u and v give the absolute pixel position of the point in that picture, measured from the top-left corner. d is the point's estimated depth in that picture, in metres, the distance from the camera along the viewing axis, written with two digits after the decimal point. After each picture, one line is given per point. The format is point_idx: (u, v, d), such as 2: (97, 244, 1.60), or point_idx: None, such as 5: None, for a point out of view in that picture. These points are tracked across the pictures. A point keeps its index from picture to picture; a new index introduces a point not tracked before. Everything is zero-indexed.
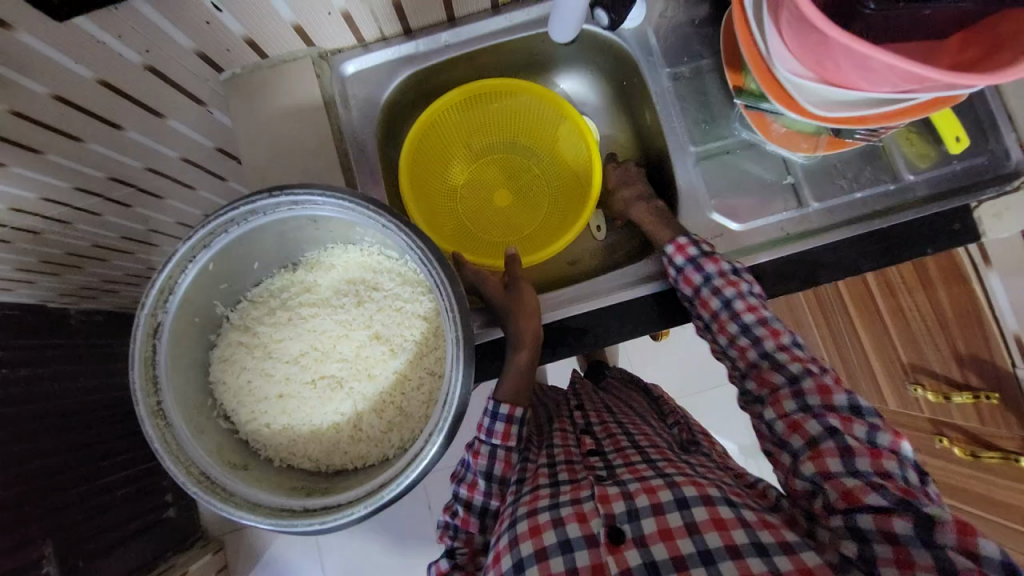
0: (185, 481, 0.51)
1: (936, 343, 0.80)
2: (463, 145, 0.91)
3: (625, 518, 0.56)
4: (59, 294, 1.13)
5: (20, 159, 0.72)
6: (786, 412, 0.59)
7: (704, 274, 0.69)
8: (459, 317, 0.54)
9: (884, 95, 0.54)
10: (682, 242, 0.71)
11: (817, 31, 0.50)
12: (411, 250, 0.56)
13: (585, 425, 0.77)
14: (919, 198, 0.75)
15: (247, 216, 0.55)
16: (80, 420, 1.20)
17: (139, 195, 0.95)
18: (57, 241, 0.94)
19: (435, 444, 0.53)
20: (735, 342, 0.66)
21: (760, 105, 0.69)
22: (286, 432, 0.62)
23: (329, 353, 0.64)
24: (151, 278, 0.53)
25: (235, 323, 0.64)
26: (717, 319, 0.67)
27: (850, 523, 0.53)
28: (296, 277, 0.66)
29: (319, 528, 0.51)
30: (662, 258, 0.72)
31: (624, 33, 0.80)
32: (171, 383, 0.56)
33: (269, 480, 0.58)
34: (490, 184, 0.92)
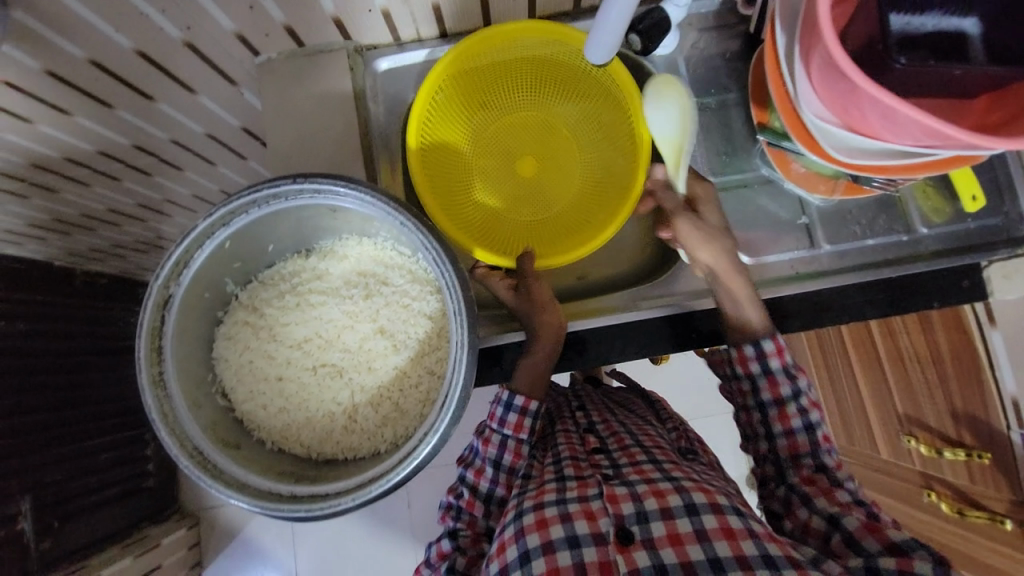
0: (177, 454, 0.52)
1: (933, 396, 0.81)
2: (481, 105, 0.84)
3: (633, 519, 0.57)
4: (67, 253, 1.13)
5: (48, 117, 0.74)
6: (820, 483, 0.63)
7: (794, 388, 0.67)
8: (466, 322, 0.54)
9: (905, 148, 0.55)
10: (781, 343, 0.68)
11: (847, 79, 0.51)
12: (425, 250, 0.56)
13: (589, 424, 0.79)
14: (930, 251, 0.76)
15: (268, 199, 0.56)
16: (74, 380, 1.20)
17: (160, 165, 0.96)
18: (74, 201, 0.95)
19: (429, 443, 0.53)
20: (797, 460, 0.66)
21: (782, 143, 0.70)
22: (281, 415, 0.63)
23: (333, 341, 0.65)
24: (168, 251, 0.54)
25: (244, 303, 0.65)
26: (792, 436, 0.67)
27: (870, 562, 0.53)
28: (308, 264, 0.66)
29: (305, 515, 0.52)
30: (749, 347, 0.68)
31: (655, 60, 0.80)
32: (175, 356, 0.56)
33: (260, 461, 0.58)
34: (520, 147, 0.84)
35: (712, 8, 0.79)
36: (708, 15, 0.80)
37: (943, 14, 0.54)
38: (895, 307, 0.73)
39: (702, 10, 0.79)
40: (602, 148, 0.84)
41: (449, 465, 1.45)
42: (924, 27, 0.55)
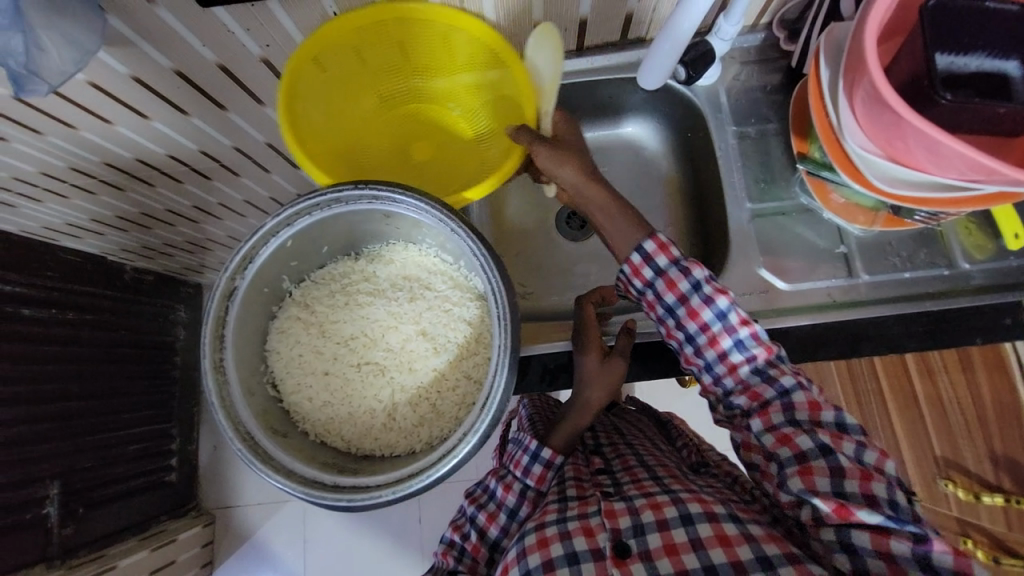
0: (231, 437, 0.55)
1: (974, 438, 0.81)
2: (371, 88, 0.82)
3: (630, 533, 0.59)
4: (122, 249, 1.21)
5: (129, 120, 0.81)
6: (773, 422, 0.59)
7: (692, 281, 0.63)
8: (512, 328, 0.57)
9: (949, 181, 0.56)
10: (663, 240, 0.64)
11: (893, 113, 0.53)
12: (475, 257, 0.59)
13: (596, 444, 0.79)
14: (974, 287, 0.74)
15: (331, 203, 0.60)
16: (116, 369, 1.26)
17: (220, 170, 1.02)
18: (136, 199, 1.02)
19: (469, 442, 0.54)
20: (724, 358, 0.63)
21: (822, 173, 0.71)
22: (324, 409, 0.66)
23: (377, 340, 0.68)
24: (237, 245, 0.58)
25: (297, 299, 0.68)
26: (708, 333, 0.63)
27: (844, 538, 0.53)
28: (357, 266, 0.70)
29: (348, 505, 0.53)
30: (636, 256, 0.65)
31: (696, 89, 0.83)
32: (235, 343, 0.60)
33: (304, 450, 0.61)
34: (409, 134, 0.85)
35: (754, 44, 0.83)
36: (750, 50, 0.83)
37: (987, 56, 0.56)
38: (933, 341, 0.73)
39: (744, 45, 0.83)
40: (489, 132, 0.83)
41: (465, 481, 1.45)
42: (968, 67, 0.57)
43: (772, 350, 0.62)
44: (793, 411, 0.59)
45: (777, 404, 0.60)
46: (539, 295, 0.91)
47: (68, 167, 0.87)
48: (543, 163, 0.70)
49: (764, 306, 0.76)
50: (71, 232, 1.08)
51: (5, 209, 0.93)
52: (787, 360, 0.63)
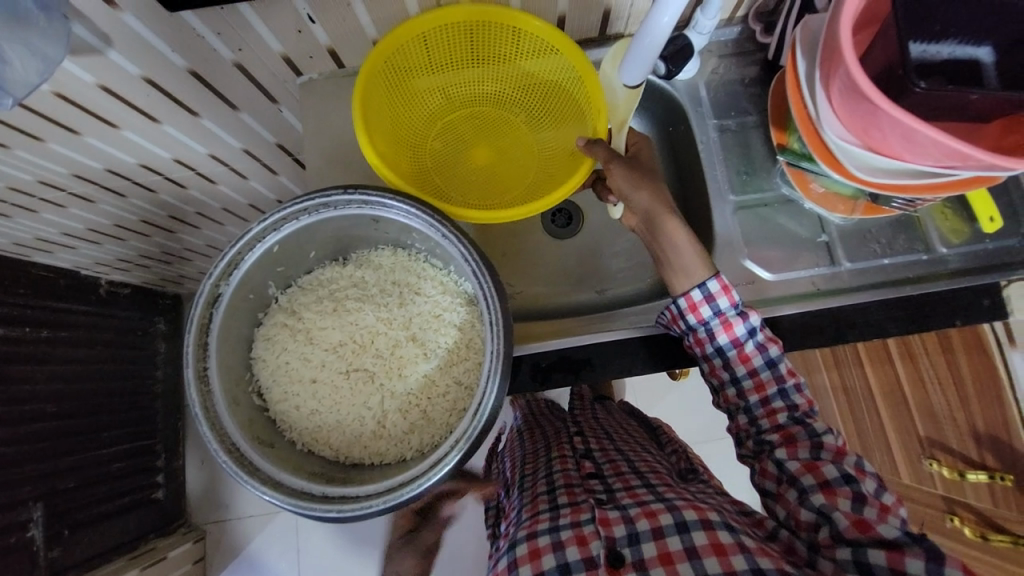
0: (216, 448, 0.54)
1: (956, 422, 0.82)
2: (433, 90, 0.82)
3: (625, 542, 0.60)
4: (96, 263, 1.17)
5: (97, 130, 0.78)
6: (802, 455, 0.63)
7: (747, 326, 0.67)
8: (502, 333, 0.56)
9: (924, 168, 0.57)
10: (726, 282, 0.67)
11: (868, 102, 0.54)
12: (464, 262, 0.58)
13: (586, 450, 0.79)
14: (951, 270, 0.76)
15: (317, 208, 0.59)
16: (96, 387, 1.23)
17: (196, 179, 0.99)
18: (108, 211, 0.99)
19: (460, 450, 0.54)
20: (766, 402, 0.67)
21: (801, 164, 0.72)
22: (313, 417, 0.65)
23: (366, 346, 0.66)
24: (221, 251, 0.56)
25: (283, 306, 0.67)
26: (755, 377, 0.67)
27: (859, 556, 0.56)
28: (344, 271, 0.68)
29: (337, 516, 0.52)
30: (697, 291, 0.67)
31: (676, 84, 0.83)
32: (219, 352, 0.58)
33: (291, 461, 0.60)
34: (469, 135, 0.83)
35: (731, 37, 0.83)
36: (727, 43, 0.84)
37: (959, 43, 0.58)
38: (918, 324, 0.74)
39: (722, 38, 0.83)
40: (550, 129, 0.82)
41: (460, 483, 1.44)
42: (941, 55, 0.58)
43: (812, 406, 0.66)
44: (820, 449, 0.63)
45: (808, 440, 0.63)
46: (527, 295, 0.90)
47: (36, 180, 0.85)
48: (620, 183, 0.71)
49: (749, 297, 0.77)
50: (41, 247, 1.04)
51: None
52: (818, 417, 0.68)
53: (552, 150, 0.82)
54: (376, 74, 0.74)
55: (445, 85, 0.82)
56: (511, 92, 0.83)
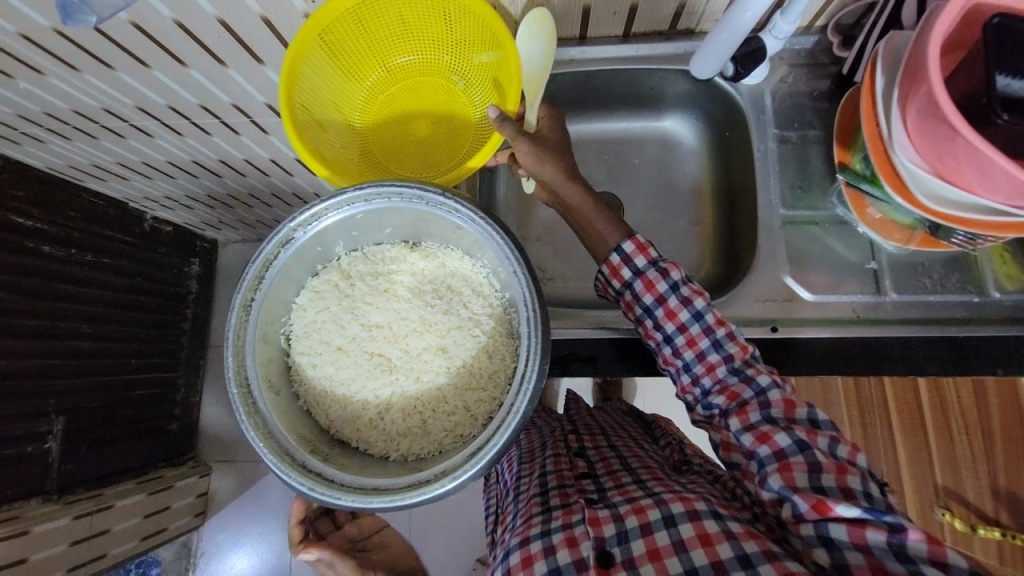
0: (230, 379, 0.54)
1: (977, 472, 0.71)
2: (374, 61, 0.78)
3: (614, 541, 0.60)
4: (143, 197, 1.22)
5: (165, 65, 0.80)
6: (751, 420, 0.60)
7: (670, 283, 0.65)
8: (532, 397, 0.52)
9: (994, 205, 0.54)
10: (643, 242, 0.66)
11: (946, 126, 0.52)
12: (523, 309, 0.55)
13: (580, 448, 0.80)
14: (1002, 317, 0.73)
15: (410, 198, 0.58)
16: (127, 315, 1.28)
17: (249, 126, 1.01)
18: (163, 147, 1.03)
19: (443, 485, 0.50)
20: (702, 358, 0.64)
21: (861, 185, 0.70)
22: (324, 381, 0.63)
23: (396, 339, 0.64)
24: (311, 202, 0.56)
25: (341, 266, 0.65)
26: (686, 333, 0.64)
27: (823, 533, 0.53)
28: (409, 257, 0.66)
29: (304, 492, 0.51)
30: (615, 257, 0.66)
31: (741, 88, 0.81)
32: (272, 285, 0.59)
33: (287, 415, 0.58)
34: (407, 106, 0.79)
35: (806, 47, 0.81)
36: (801, 53, 0.81)
37: None
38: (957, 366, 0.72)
39: (796, 47, 0.81)
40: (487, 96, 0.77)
41: None
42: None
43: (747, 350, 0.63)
44: (770, 408, 0.60)
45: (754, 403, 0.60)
46: (557, 282, 0.90)
47: (100, 107, 0.89)
48: (528, 162, 0.69)
49: (784, 314, 0.75)
50: (97, 173, 1.10)
51: (37, 145, 0.97)
52: (759, 362, 0.64)
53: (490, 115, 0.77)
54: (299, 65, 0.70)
55: (387, 56, 0.78)
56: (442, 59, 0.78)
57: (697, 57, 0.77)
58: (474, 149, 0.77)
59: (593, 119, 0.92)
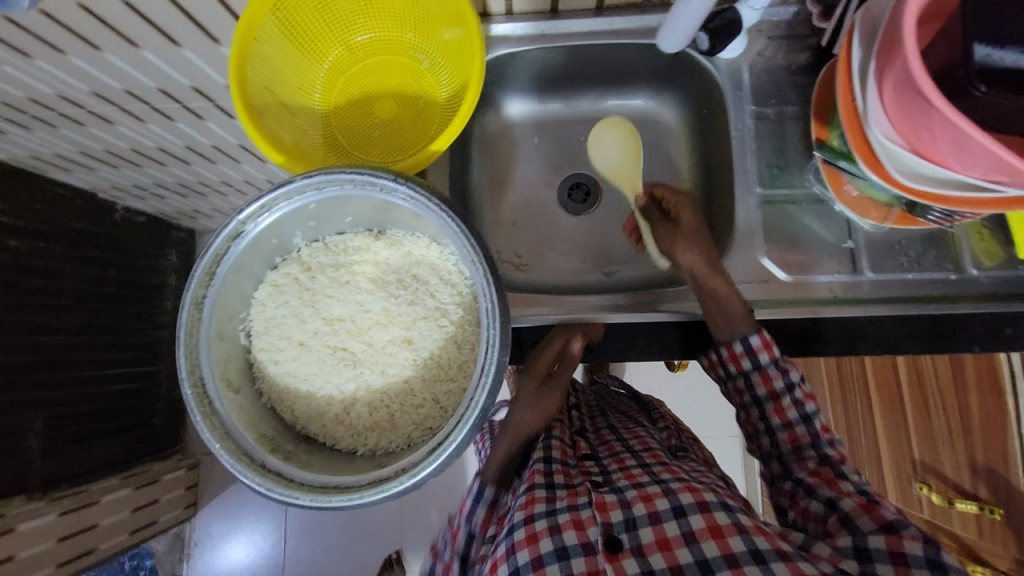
0: (183, 379, 0.52)
1: (954, 447, 0.80)
2: (334, 39, 0.74)
3: (622, 527, 0.59)
4: (112, 186, 1.19)
5: (116, 47, 0.76)
6: (820, 472, 0.64)
7: (787, 381, 0.68)
8: (492, 388, 0.51)
9: (970, 180, 0.53)
10: (768, 339, 0.68)
11: (922, 101, 0.50)
12: (483, 298, 0.53)
13: (580, 427, 0.82)
14: (981, 294, 0.72)
15: (366, 184, 0.55)
16: (102, 308, 1.24)
17: (215, 111, 0.97)
18: (126, 135, 0.99)
19: (402, 482, 0.50)
20: (799, 452, 0.67)
21: (837, 162, 0.68)
22: (286, 377, 0.61)
23: (361, 331, 0.62)
24: (262, 192, 0.54)
25: (302, 258, 0.63)
26: (790, 429, 0.68)
27: (859, 542, 0.56)
28: (372, 247, 0.64)
29: (263, 492, 0.50)
30: (738, 346, 0.68)
31: (718, 62, 0.79)
32: (226, 280, 0.57)
33: (248, 414, 0.57)
34: (370, 87, 0.76)
35: (784, 18, 0.78)
36: (779, 24, 0.78)
37: None
38: (932, 344, 0.72)
39: (774, 17, 0.78)
40: (452, 72, 0.74)
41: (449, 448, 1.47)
42: (1005, 61, 0.51)
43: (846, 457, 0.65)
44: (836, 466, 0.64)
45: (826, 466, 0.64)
46: (534, 267, 0.88)
47: (55, 94, 0.84)
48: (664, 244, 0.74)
49: (760, 295, 0.74)
50: (61, 163, 1.06)
51: None
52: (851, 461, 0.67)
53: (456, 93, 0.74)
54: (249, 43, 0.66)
55: (347, 33, 0.74)
56: (403, 36, 0.75)
57: (661, 31, 0.73)
58: (440, 130, 0.74)
59: (569, 98, 0.89)
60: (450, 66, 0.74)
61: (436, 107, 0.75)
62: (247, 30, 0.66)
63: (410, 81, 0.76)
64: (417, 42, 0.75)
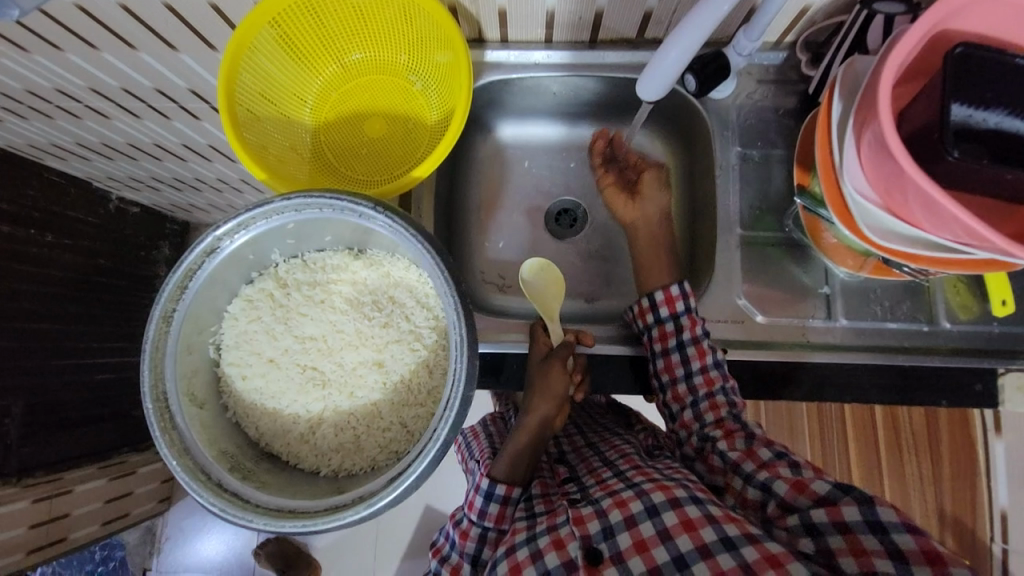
0: (145, 395, 0.52)
1: (925, 494, 0.85)
2: (328, 56, 0.75)
3: (601, 537, 0.60)
4: (107, 177, 1.19)
5: (113, 48, 0.77)
6: (739, 445, 0.65)
7: (686, 369, 0.70)
8: (454, 423, 0.52)
9: (942, 243, 0.53)
10: (672, 294, 0.71)
11: (895, 163, 0.50)
12: (452, 330, 0.54)
13: (558, 452, 0.79)
14: (949, 347, 0.73)
15: (343, 209, 0.55)
16: (94, 299, 1.24)
17: (211, 113, 0.97)
18: (123, 130, 0.99)
19: (357, 511, 0.50)
20: (720, 423, 0.67)
21: (819, 211, 0.68)
22: (254, 393, 0.61)
23: (332, 351, 0.62)
24: (237, 211, 0.54)
25: (279, 274, 0.63)
26: (722, 425, 0.67)
27: (806, 519, 0.57)
28: (351, 266, 0.64)
29: (215, 512, 0.50)
30: (646, 300, 0.72)
31: (709, 101, 0.80)
32: (199, 294, 0.57)
33: (211, 429, 0.57)
34: (361, 105, 0.76)
35: (774, 62, 0.79)
36: (770, 69, 0.79)
37: (1007, 114, 0.52)
38: (902, 395, 0.72)
39: (764, 62, 0.79)
40: (443, 95, 0.74)
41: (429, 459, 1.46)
42: (986, 123, 0.53)
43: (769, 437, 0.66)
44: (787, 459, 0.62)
45: (758, 441, 0.64)
46: (516, 290, 0.88)
47: (53, 87, 0.84)
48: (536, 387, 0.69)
49: (734, 335, 0.75)
50: (56, 153, 1.06)
51: None
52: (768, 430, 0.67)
53: (445, 118, 0.74)
54: (242, 57, 0.67)
55: (341, 52, 0.75)
56: (399, 58, 0.76)
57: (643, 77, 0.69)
58: (428, 153, 0.74)
59: (562, 126, 0.90)
60: (442, 91, 0.75)
61: (425, 130, 0.76)
62: (241, 45, 0.66)
63: (402, 104, 0.76)
64: (411, 65, 0.76)
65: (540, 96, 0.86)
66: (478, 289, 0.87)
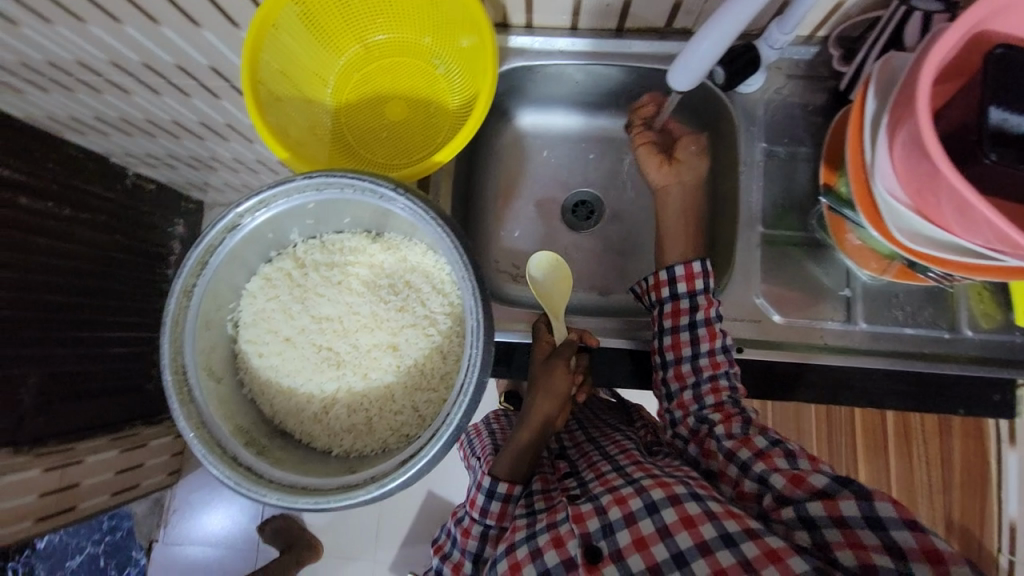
0: (164, 367, 0.52)
1: (934, 503, 0.84)
2: (351, 36, 0.74)
3: (600, 535, 0.59)
4: (125, 153, 1.20)
5: (137, 22, 0.76)
6: (736, 430, 0.64)
7: (694, 350, 0.70)
8: (468, 408, 0.52)
9: (972, 247, 0.52)
10: (692, 270, 0.71)
11: (929, 163, 0.49)
12: (469, 317, 0.54)
13: (560, 447, 0.79)
14: (970, 355, 0.72)
15: (363, 190, 0.55)
16: (109, 274, 1.25)
17: (231, 91, 0.97)
18: (143, 105, 0.99)
19: (369, 491, 0.50)
20: (721, 407, 0.67)
21: (844, 210, 0.67)
22: (269, 371, 0.61)
23: (347, 332, 0.63)
24: (259, 188, 0.54)
25: (297, 254, 0.63)
26: (722, 408, 0.67)
27: (802, 511, 0.56)
28: (368, 249, 0.64)
29: (230, 485, 0.51)
30: (664, 273, 0.71)
31: (735, 96, 0.78)
32: (218, 270, 0.57)
33: (227, 404, 0.58)
34: (382, 87, 0.76)
35: (805, 58, 0.77)
36: (800, 64, 0.78)
37: None
38: (919, 402, 0.71)
39: (794, 57, 0.77)
40: (466, 80, 0.74)
41: None
42: None
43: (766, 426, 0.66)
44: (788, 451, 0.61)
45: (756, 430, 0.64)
46: None
47: (76, 60, 0.84)
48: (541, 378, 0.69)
49: (750, 334, 0.74)
50: (76, 126, 1.07)
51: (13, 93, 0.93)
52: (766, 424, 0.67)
53: (467, 103, 0.74)
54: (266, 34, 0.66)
55: (365, 32, 0.74)
56: (422, 40, 0.75)
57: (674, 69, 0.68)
58: (448, 139, 0.74)
59: (583, 115, 0.89)
60: (465, 76, 0.74)
61: (446, 114, 0.75)
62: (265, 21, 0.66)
63: (424, 87, 0.76)
64: (435, 48, 0.75)
65: (563, 84, 0.84)
66: (493, 278, 0.87)
